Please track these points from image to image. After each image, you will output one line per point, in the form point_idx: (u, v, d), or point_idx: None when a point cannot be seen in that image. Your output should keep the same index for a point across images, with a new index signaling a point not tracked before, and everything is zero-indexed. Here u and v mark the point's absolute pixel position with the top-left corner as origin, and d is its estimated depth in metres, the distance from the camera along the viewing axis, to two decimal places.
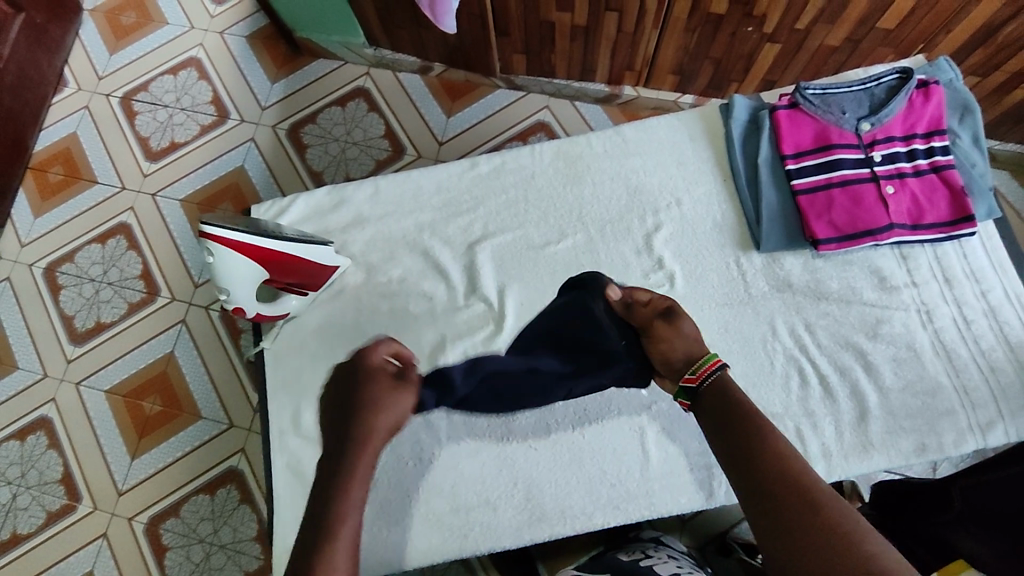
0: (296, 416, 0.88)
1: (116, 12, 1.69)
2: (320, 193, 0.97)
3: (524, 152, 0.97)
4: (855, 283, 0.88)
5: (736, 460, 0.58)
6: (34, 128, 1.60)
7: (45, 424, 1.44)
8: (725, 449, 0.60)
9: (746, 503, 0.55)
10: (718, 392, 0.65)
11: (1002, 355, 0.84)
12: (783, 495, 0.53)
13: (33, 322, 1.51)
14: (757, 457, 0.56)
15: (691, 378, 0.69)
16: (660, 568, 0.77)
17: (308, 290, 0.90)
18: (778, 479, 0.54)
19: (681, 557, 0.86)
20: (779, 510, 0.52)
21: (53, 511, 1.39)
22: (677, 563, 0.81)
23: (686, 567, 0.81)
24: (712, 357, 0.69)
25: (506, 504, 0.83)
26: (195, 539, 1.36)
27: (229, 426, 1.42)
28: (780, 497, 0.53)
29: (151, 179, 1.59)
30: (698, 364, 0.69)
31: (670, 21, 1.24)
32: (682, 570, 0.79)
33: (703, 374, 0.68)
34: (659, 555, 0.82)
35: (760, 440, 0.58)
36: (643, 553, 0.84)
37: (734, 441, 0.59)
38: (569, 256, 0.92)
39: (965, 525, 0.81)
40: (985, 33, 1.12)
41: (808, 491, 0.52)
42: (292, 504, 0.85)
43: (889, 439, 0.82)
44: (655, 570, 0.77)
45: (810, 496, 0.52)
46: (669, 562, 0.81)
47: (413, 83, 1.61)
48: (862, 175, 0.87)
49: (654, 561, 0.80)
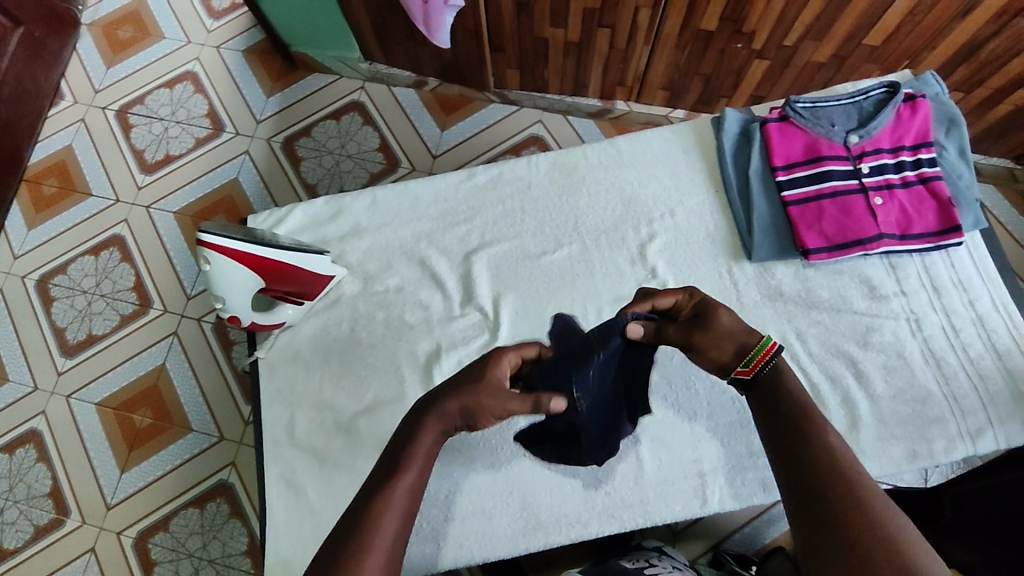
0: (291, 425, 0.89)
1: (113, 27, 1.70)
2: (318, 203, 0.98)
3: (520, 163, 0.98)
4: (846, 292, 0.89)
5: (787, 456, 0.56)
6: (29, 140, 1.60)
7: (35, 437, 1.43)
8: (774, 441, 0.58)
9: (792, 502, 0.54)
10: (773, 382, 0.61)
11: (990, 363, 0.85)
12: (832, 499, 0.52)
13: (24, 334, 1.50)
14: (809, 457, 0.55)
15: (746, 370, 0.63)
16: None
17: (305, 299, 0.90)
18: (828, 481, 0.53)
19: (685, 567, 0.86)
20: (827, 514, 0.51)
21: (41, 525, 1.37)
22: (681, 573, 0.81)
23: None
24: (766, 341, 0.63)
25: (502, 513, 0.83)
26: (184, 554, 1.34)
27: (220, 440, 1.41)
28: (829, 502, 0.52)
29: (145, 191, 1.59)
30: (750, 354, 0.63)
31: (661, 37, 1.26)
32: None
33: (757, 365, 0.62)
34: (663, 564, 0.83)
35: (816, 438, 0.56)
36: (647, 561, 0.85)
37: (785, 433, 0.57)
38: (564, 266, 0.92)
39: (957, 532, 0.82)
40: (967, 49, 1.15)
41: (857, 495, 0.52)
42: (286, 515, 0.84)
43: (882, 446, 0.83)
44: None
45: (859, 499, 0.51)
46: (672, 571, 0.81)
47: (407, 97, 1.63)
48: (851, 186, 0.89)
49: (658, 569, 0.81)
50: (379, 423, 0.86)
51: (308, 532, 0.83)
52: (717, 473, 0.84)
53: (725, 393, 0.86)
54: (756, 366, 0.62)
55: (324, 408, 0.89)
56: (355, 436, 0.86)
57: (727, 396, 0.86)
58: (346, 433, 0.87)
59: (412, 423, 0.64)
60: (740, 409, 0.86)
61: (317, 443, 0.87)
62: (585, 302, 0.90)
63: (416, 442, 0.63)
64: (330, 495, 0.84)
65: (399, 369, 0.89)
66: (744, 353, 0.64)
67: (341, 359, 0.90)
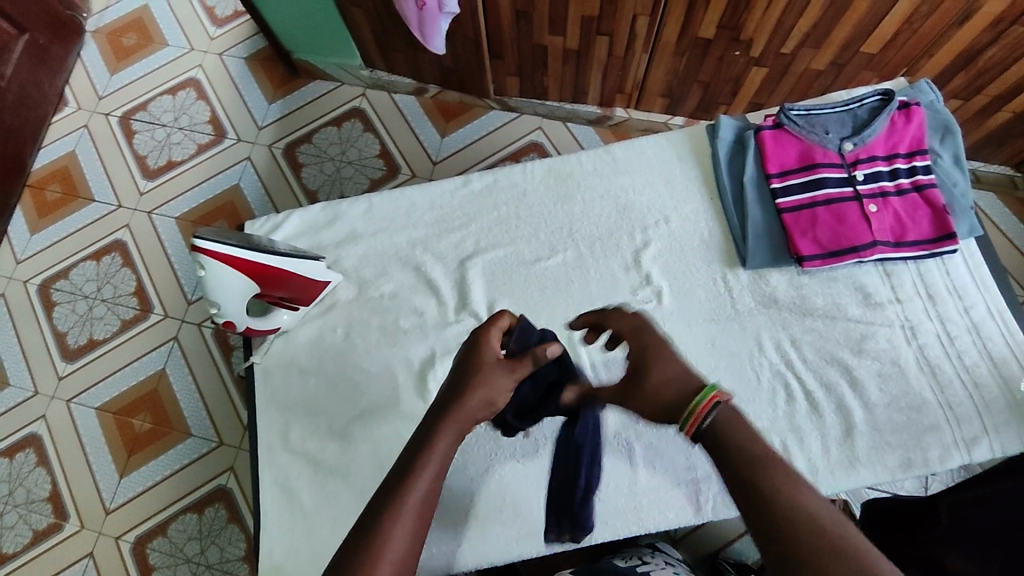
0: (285, 431, 0.89)
1: (117, 34, 1.72)
2: (314, 209, 0.98)
3: (516, 170, 0.98)
4: (840, 300, 0.89)
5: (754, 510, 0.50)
6: (33, 146, 1.61)
7: (35, 441, 1.43)
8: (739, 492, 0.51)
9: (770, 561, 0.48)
10: (717, 430, 0.55)
11: (986, 371, 0.85)
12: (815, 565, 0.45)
13: (26, 339, 1.51)
14: (778, 517, 0.48)
15: (687, 429, 0.57)
16: None
17: (299, 305, 0.91)
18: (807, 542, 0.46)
19: (677, 563, 0.87)
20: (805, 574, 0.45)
21: (40, 530, 1.38)
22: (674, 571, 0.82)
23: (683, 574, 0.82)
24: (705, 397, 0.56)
25: (494, 520, 0.83)
26: (182, 559, 1.34)
27: (218, 445, 1.41)
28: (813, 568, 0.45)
29: (147, 197, 1.60)
30: (686, 413, 0.57)
31: (659, 45, 1.27)
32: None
33: (695, 422, 0.56)
34: (656, 562, 0.84)
35: (778, 491, 0.49)
36: (639, 559, 0.85)
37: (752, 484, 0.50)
38: (559, 273, 0.93)
39: (953, 542, 0.82)
40: (964, 58, 1.15)
41: (836, 552, 0.45)
42: (279, 520, 0.85)
43: (876, 454, 0.82)
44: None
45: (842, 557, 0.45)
46: (665, 568, 0.82)
47: (408, 104, 1.64)
48: (845, 193, 0.89)
49: (651, 567, 0.82)
50: (373, 428, 0.87)
51: (302, 537, 0.83)
52: (711, 481, 0.84)
53: None
54: (693, 427, 0.56)
55: (318, 414, 0.89)
56: (350, 442, 0.86)
57: None
58: (341, 439, 0.87)
59: (427, 429, 0.61)
60: None
61: (311, 448, 0.87)
62: (580, 308, 0.90)
63: (430, 448, 0.58)
64: (324, 501, 0.85)
65: (394, 375, 0.89)
66: (683, 411, 0.57)
67: (335, 365, 0.91)
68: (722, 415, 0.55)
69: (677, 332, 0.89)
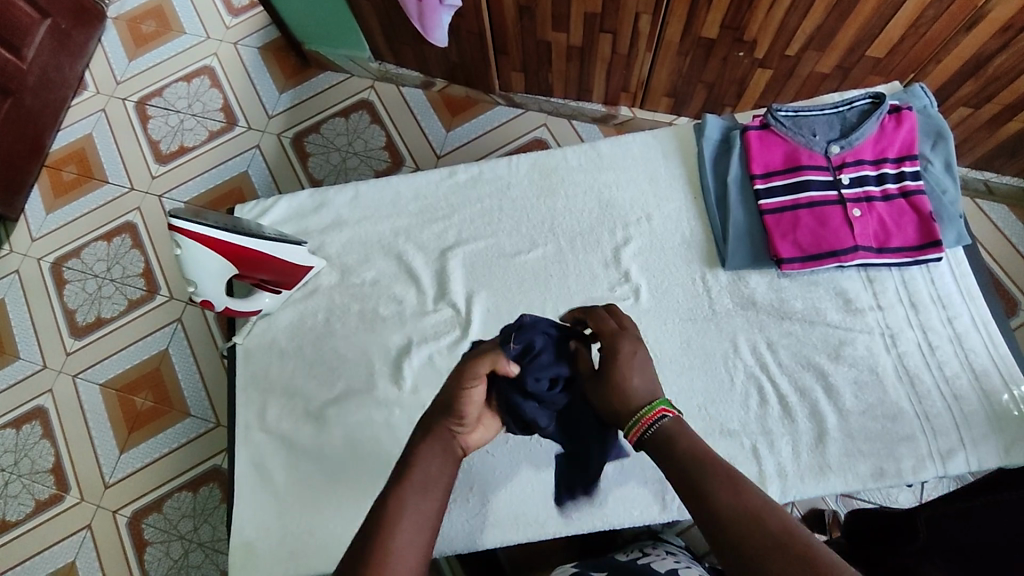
0: (262, 411, 0.90)
1: (137, 21, 1.76)
2: (302, 196, 1.00)
3: (502, 163, 0.99)
4: (820, 304, 0.88)
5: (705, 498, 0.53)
6: (53, 128, 1.66)
7: (41, 413, 1.48)
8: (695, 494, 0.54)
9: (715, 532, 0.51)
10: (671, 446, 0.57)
11: (966, 383, 0.83)
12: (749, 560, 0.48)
13: (37, 313, 1.55)
14: (733, 528, 0.50)
15: (631, 434, 0.61)
16: (657, 564, 0.78)
17: (282, 288, 0.93)
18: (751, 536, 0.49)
19: (680, 552, 0.87)
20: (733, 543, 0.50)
21: (42, 500, 1.42)
22: (676, 558, 0.81)
23: (684, 562, 0.81)
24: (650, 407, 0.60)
25: (461, 508, 0.84)
26: (175, 536, 1.38)
27: (215, 426, 1.44)
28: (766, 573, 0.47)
29: (158, 181, 1.64)
30: (635, 418, 0.61)
31: (663, 44, 1.26)
32: (680, 565, 0.79)
33: (642, 429, 0.60)
34: (656, 552, 0.83)
35: (726, 498, 0.52)
36: (641, 551, 0.85)
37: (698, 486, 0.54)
38: (538, 266, 0.93)
39: (930, 555, 0.77)
40: (974, 64, 1.12)
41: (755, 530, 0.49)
42: (252, 497, 0.86)
43: (848, 461, 0.81)
44: (653, 567, 0.77)
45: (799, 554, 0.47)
46: (666, 558, 0.81)
47: (415, 96, 1.65)
48: (829, 197, 0.88)
49: (651, 557, 0.81)
50: (347, 413, 0.88)
51: (272, 514, 0.85)
52: None
53: (691, 400, 0.85)
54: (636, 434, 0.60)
55: (295, 395, 0.90)
56: (323, 424, 0.88)
57: (693, 403, 0.84)
58: (315, 421, 0.89)
59: None
60: (705, 416, 0.84)
61: (286, 429, 0.89)
62: (557, 303, 0.91)
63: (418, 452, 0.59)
64: (297, 480, 0.86)
65: (370, 361, 0.91)
66: (631, 416, 0.62)
67: (314, 350, 0.92)
68: (669, 426, 0.59)
69: (652, 332, 0.88)
